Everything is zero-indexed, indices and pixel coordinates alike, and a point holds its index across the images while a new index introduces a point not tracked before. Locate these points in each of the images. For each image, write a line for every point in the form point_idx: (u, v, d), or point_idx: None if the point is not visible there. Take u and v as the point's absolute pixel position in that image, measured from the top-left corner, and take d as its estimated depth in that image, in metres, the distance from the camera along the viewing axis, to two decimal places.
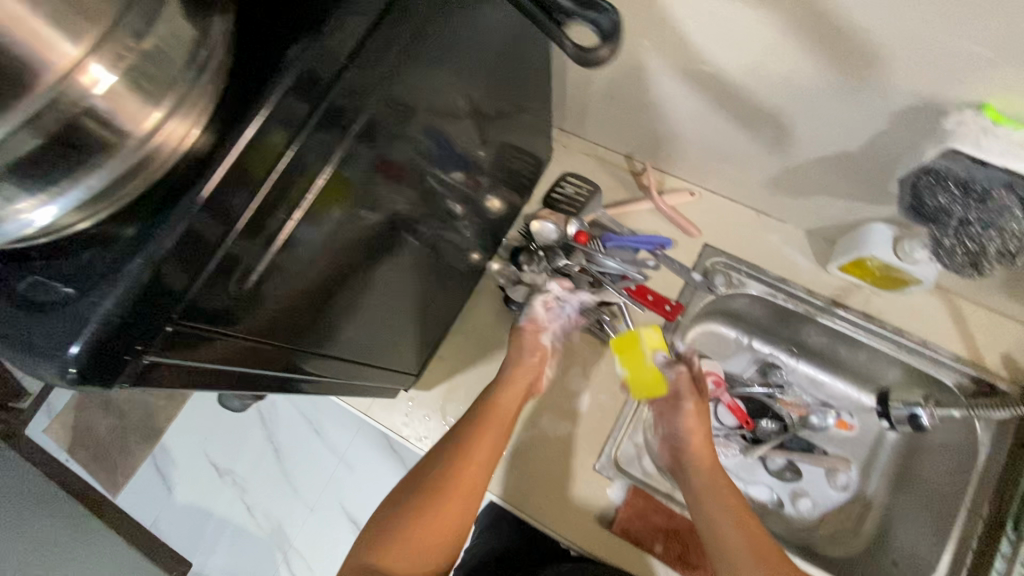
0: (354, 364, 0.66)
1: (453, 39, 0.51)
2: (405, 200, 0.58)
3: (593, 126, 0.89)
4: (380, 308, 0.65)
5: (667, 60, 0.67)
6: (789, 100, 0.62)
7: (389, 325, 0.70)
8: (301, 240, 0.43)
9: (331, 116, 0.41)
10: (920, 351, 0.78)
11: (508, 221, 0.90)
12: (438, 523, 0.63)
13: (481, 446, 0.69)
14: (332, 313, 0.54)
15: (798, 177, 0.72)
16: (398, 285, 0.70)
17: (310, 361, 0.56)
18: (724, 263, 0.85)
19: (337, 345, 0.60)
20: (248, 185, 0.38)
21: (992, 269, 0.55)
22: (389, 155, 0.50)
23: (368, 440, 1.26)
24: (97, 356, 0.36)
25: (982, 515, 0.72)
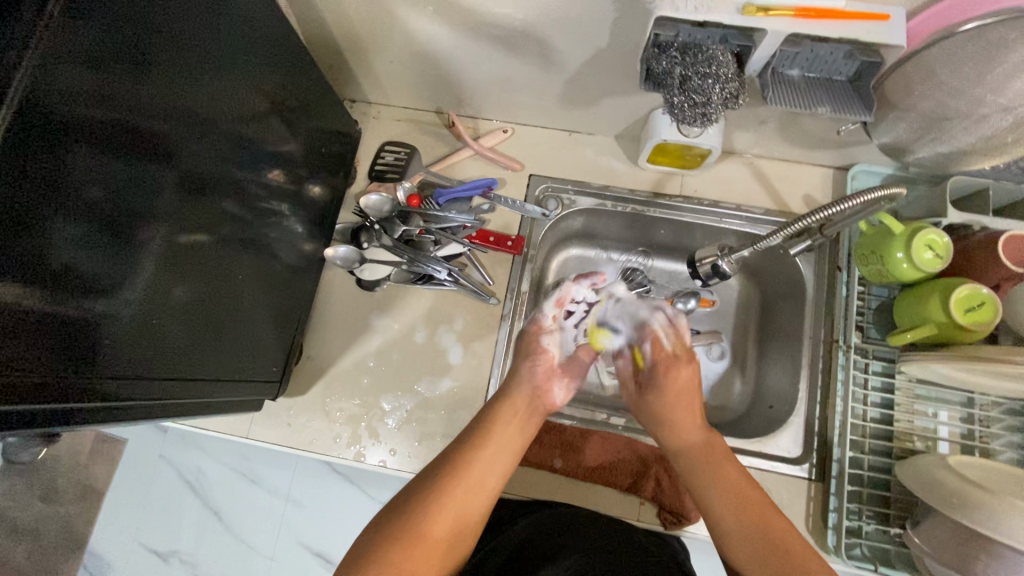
0: (183, 384, 0.61)
1: (161, 27, 0.49)
2: (167, 205, 0.54)
3: (396, 91, 0.89)
4: (194, 326, 0.62)
5: (418, 8, 0.68)
6: (537, 14, 0.64)
7: (227, 336, 0.68)
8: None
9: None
10: (738, 215, 0.85)
11: (338, 205, 0.89)
12: (423, 545, 0.51)
13: (489, 454, 0.59)
14: (99, 329, 0.49)
15: (581, 86, 0.77)
16: (224, 291, 0.66)
17: (94, 385, 0.49)
18: (552, 188, 0.89)
19: (145, 367, 0.55)
20: None
21: (719, 117, 0.61)
22: (109, 156, 0.46)
23: (308, 473, 1.16)
24: None
25: (821, 338, 0.81)
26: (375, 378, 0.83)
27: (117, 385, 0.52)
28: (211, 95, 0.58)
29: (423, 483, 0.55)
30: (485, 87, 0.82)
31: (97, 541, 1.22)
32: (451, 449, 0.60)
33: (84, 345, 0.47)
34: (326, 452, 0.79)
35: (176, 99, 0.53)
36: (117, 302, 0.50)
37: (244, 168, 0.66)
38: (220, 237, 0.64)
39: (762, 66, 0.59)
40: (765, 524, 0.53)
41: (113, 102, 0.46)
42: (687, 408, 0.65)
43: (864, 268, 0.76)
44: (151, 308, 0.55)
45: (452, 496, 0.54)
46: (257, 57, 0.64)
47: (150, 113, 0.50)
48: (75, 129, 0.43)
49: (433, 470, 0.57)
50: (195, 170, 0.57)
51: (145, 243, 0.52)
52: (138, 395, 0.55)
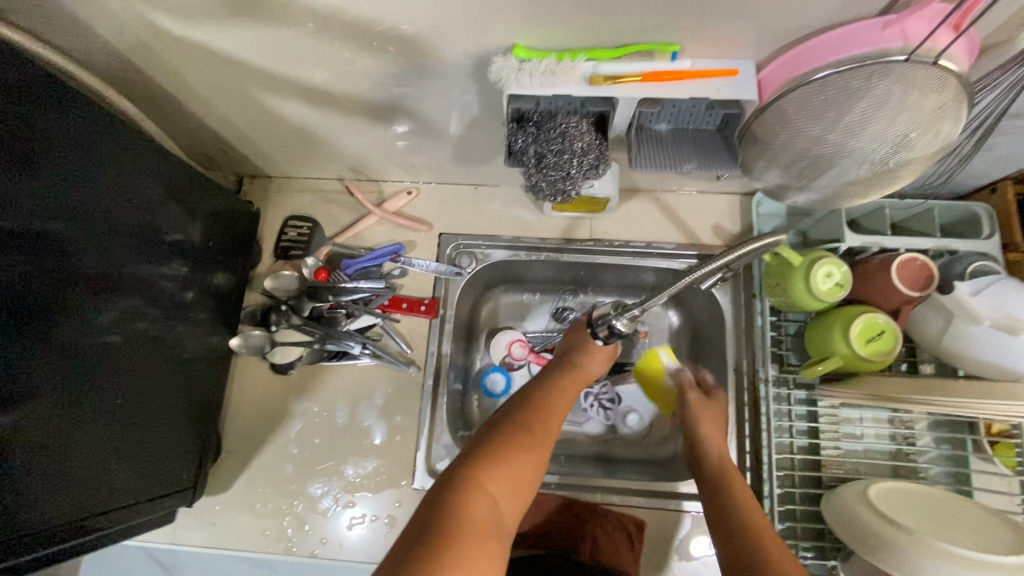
0: (94, 490, 0.59)
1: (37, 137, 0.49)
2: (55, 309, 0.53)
3: (292, 165, 0.87)
4: (101, 422, 0.59)
5: (283, 95, 0.66)
6: (397, 91, 0.63)
7: (144, 441, 0.66)
8: None
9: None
10: (649, 252, 0.85)
11: (245, 288, 0.86)
12: (528, 453, 0.55)
13: (558, 390, 0.65)
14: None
15: (468, 146, 0.75)
16: (130, 387, 0.63)
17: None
18: (464, 244, 0.87)
19: (48, 476, 0.52)
20: None
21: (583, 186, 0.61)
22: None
23: None
24: None
25: (745, 370, 0.81)
26: (299, 465, 0.80)
27: (23, 495, 0.50)
28: (103, 193, 0.57)
29: (514, 416, 0.59)
30: (379, 155, 0.80)
31: None
32: (529, 391, 0.64)
33: None
34: (256, 549, 0.77)
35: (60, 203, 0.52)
36: (23, 408, 0.49)
37: (150, 264, 0.65)
38: (122, 336, 0.62)
39: (626, 126, 0.59)
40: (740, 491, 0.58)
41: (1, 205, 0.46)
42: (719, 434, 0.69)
43: (774, 298, 0.75)
44: (53, 412, 0.53)
45: (543, 423, 0.59)
46: (154, 155, 0.63)
47: (36, 214, 0.49)
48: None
49: (523, 400, 0.62)
50: (88, 270, 0.56)
51: (45, 345, 0.52)
52: (40, 507, 0.52)
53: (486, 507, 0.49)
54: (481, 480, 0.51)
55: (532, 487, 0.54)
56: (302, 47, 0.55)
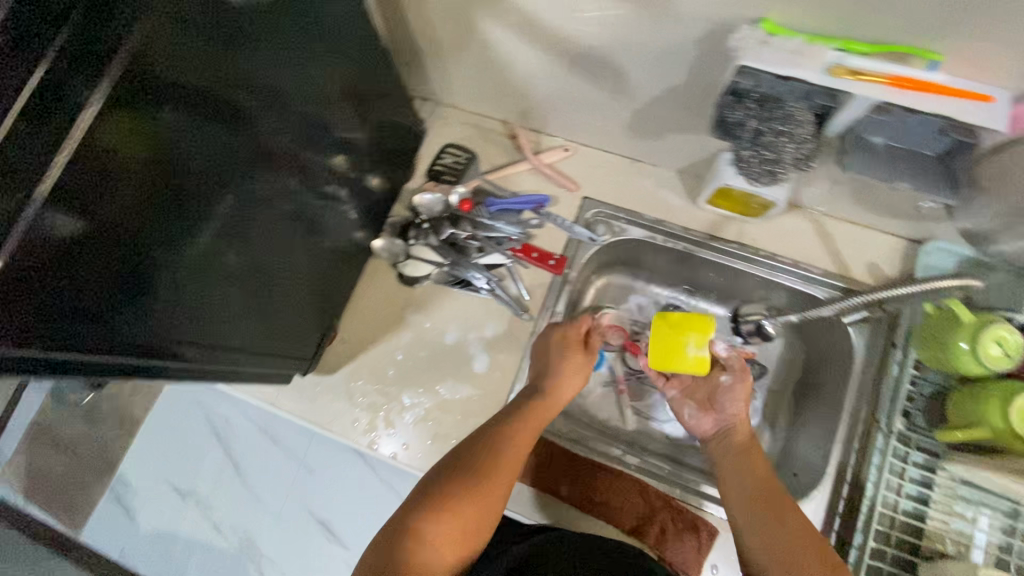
0: (226, 349, 0.64)
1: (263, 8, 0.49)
2: (246, 175, 0.55)
3: (465, 96, 0.90)
4: (248, 291, 0.64)
5: (500, 21, 0.68)
6: (611, 43, 0.64)
7: (267, 308, 0.69)
8: (76, 207, 0.38)
9: (84, 49, 0.37)
10: (792, 271, 0.82)
11: (392, 199, 0.91)
12: (474, 504, 0.61)
13: (525, 429, 0.68)
14: (171, 290, 0.50)
15: (649, 117, 0.75)
16: (275, 265, 0.67)
17: (155, 344, 0.52)
18: (604, 213, 0.87)
19: (206, 327, 0.59)
20: (14, 140, 0.35)
21: (788, 176, 0.60)
22: (205, 126, 0.47)
23: (334, 454, 1.42)
24: None
25: (862, 416, 0.77)
26: (400, 371, 0.85)
27: (183, 341, 0.56)
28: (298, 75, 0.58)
29: (474, 457, 0.65)
30: (554, 105, 0.82)
31: (126, 468, 1.47)
32: (492, 424, 0.68)
33: (169, 289, 0.50)
34: (344, 434, 0.82)
35: (267, 75, 0.53)
36: (198, 264, 0.53)
37: (312, 149, 0.66)
38: (275, 211, 0.63)
39: (843, 129, 0.57)
40: (781, 509, 0.63)
41: (212, 68, 0.46)
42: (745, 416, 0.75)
43: (924, 352, 0.71)
44: (207, 269, 0.54)
45: (498, 470, 0.64)
46: (345, 45, 0.64)
47: (237, 83, 0.49)
48: (168, 89, 0.43)
49: (487, 437, 0.67)
50: (268, 144, 0.57)
51: (215, 209, 0.52)
52: (196, 350, 0.58)
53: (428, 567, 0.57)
54: (430, 538, 0.58)
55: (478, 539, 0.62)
56: None
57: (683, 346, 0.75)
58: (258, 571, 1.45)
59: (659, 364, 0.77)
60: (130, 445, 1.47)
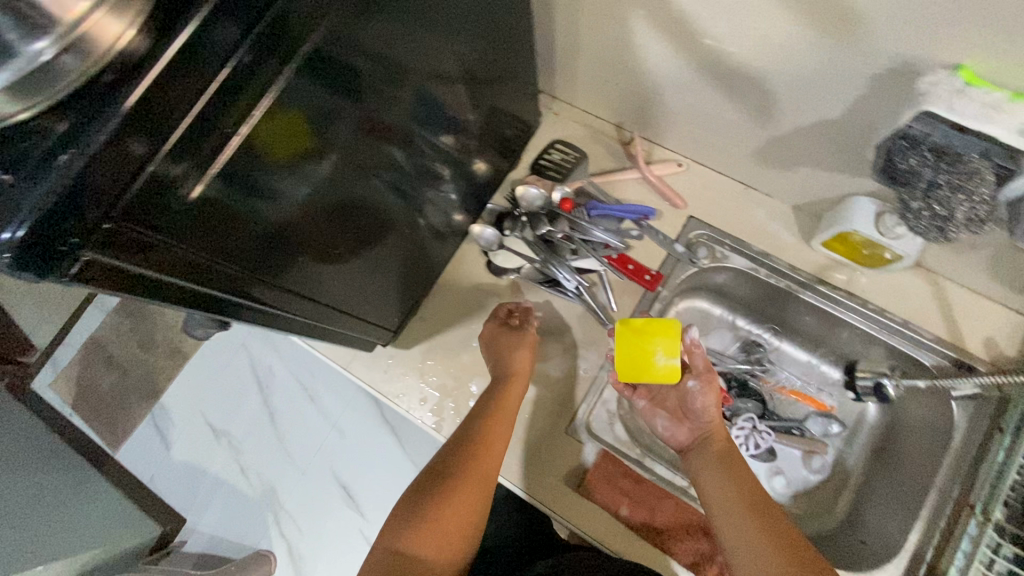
0: (323, 315, 0.65)
1: None
2: (371, 148, 0.55)
3: (585, 95, 0.88)
4: (352, 262, 0.64)
5: (653, 24, 0.67)
6: (770, 64, 0.61)
7: (364, 274, 0.69)
8: (242, 176, 0.39)
9: (273, 34, 0.36)
10: (901, 331, 0.78)
11: (493, 186, 0.90)
12: (462, 508, 0.64)
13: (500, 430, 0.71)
14: (291, 253, 0.51)
15: (783, 147, 0.72)
16: (378, 239, 0.68)
17: (269, 299, 0.53)
18: (707, 237, 0.85)
19: (314, 289, 0.60)
20: (193, 110, 0.34)
21: (958, 235, 0.57)
22: (350, 95, 0.46)
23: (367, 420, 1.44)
24: (35, 246, 0.30)
25: (952, 496, 0.72)
26: (475, 358, 0.84)
27: (292, 301, 0.57)
28: (429, 49, 0.56)
29: (452, 465, 0.67)
30: (681, 118, 0.79)
31: (170, 398, 1.52)
32: (471, 424, 0.72)
33: (288, 252, 0.51)
34: (408, 410, 0.82)
35: (406, 48, 0.51)
36: (317, 229, 0.53)
37: (423, 125, 0.64)
38: (385, 185, 0.62)
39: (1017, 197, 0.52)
40: (757, 500, 0.62)
41: (364, 41, 0.44)
42: (716, 421, 0.73)
43: None
44: (316, 237, 0.54)
45: (476, 474, 0.67)
46: (480, 21, 0.62)
47: (375, 59, 0.47)
48: (323, 67, 0.41)
49: (462, 442, 0.69)
50: (382, 116, 0.54)
51: (335, 183, 0.52)
52: (298, 311, 0.60)
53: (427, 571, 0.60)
54: (406, 544, 0.61)
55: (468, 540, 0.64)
56: None
57: (651, 356, 0.74)
58: (270, 528, 1.42)
59: (627, 375, 0.75)
60: (178, 377, 1.53)
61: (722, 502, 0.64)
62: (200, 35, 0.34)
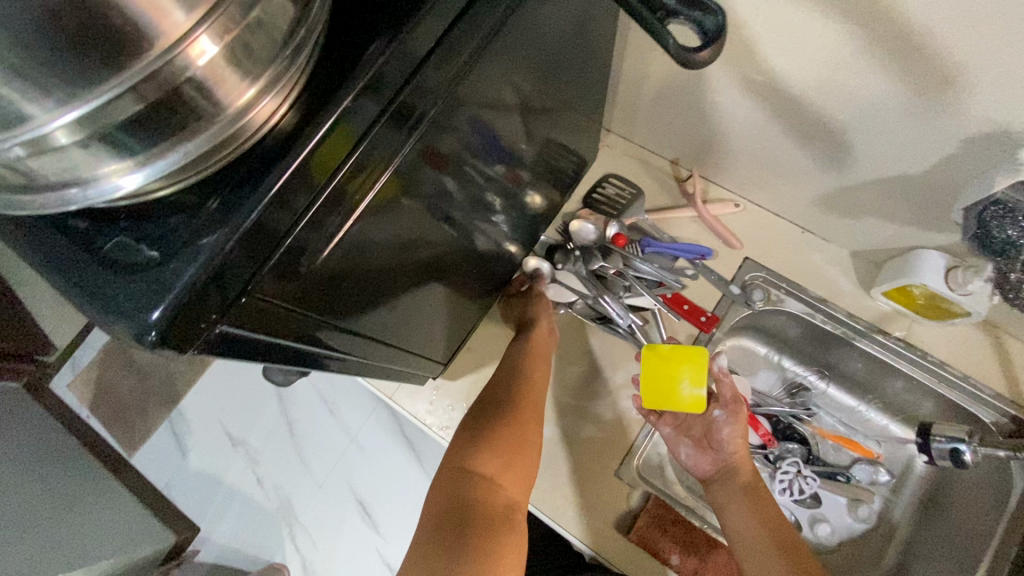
0: (391, 354, 0.67)
1: (506, 49, 0.50)
2: (448, 192, 0.57)
3: (642, 130, 0.88)
4: (422, 303, 0.66)
5: (728, 67, 0.66)
6: (853, 117, 0.61)
7: (425, 315, 0.70)
8: (351, 241, 0.43)
9: (396, 117, 0.40)
10: (961, 386, 0.76)
11: (546, 218, 0.89)
12: (516, 445, 0.64)
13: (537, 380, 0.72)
14: (378, 301, 0.54)
15: (851, 197, 0.71)
16: (445, 282, 0.70)
17: (351, 343, 0.56)
18: (763, 279, 0.83)
19: (389, 329, 0.62)
20: (314, 185, 0.38)
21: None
22: (439, 148, 0.48)
23: (384, 432, 1.43)
24: (181, 317, 0.34)
25: None
26: None
27: (371, 343, 0.60)
28: (509, 102, 0.58)
29: (497, 411, 0.68)
30: (742, 160, 0.79)
31: (191, 405, 1.52)
32: (510, 371, 0.73)
33: (376, 298, 0.53)
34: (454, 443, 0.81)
35: (490, 100, 0.54)
36: (401, 274, 0.55)
37: (476, 154, 0.59)
38: (446, 222, 0.59)
39: None
40: (780, 531, 0.62)
41: (456, 107, 0.47)
42: (743, 444, 0.72)
43: None
44: (398, 286, 0.56)
45: (520, 418, 0.68)
46: (558, 71, 0.65)
47: (447, 103, 0.45)
48: (398, 120, 0.41)
49: (507, 383, 0.71)
50: (438, 146, 0.48)
51: (414, 237, 0.54)
52: (372, 351, 0.62)
53: (497, 495, 0.59)
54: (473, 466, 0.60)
55: (531, 471, 0.64)
56: (820, 38, 0.55)
57: (677, 383, 0.73)
58: (284, 542, 1.40)
59: (652, 402, 0.75)
60: (200, 384, 1.53)
61: (749, 548, 0.63)
62: (339, 121, 0.37)
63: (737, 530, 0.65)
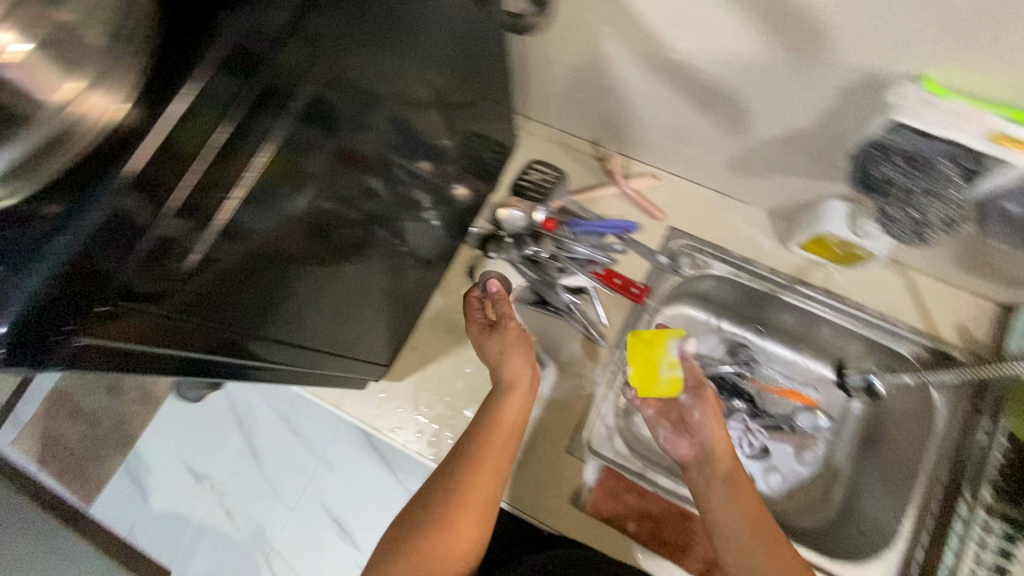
0: (318, 357, 0.64)
1: (398, 31, 0.48)
2: (362, 185, 0.55)
3: (558, 114, 0.89)
4: (346, 298, 0.63)
5: (622, 43, 0.68)
6: (742, 80, 0.63)
7: (360, 315, 0.69)
8: (240, 230, 0.40)
9: (266, 96, 0.38)
10: (879, 324, 0.81)
11: (474, 209, 0.90)
12: (444, 547, 0.60)
13: (504, 424, 0.68)
14: (286, 300, 0.50)
15: (755, 157, 0.74)
16: (370, 276, 0.67)
17: (267, 348, 0.52)
18: (688, 245, 0.86)
19: (311, 331, 0.59)
20: (184, 162, 0.36)
21: (934, 237, 0.60)
22: (338, 133, 0.46)
23: (349, 443, 1.41)
24: (27, 330, 0.32)
25: (940, 479, 0.75)
26: (469, 385, 0.83)
27: (291, 348, 0.56)
28: (412, 87, 0.57)
29: (439, 493, 0.63)
30: (653, 132, 0.81)
31: (145, 444, 1.45)
32: (472, 432, 0.67)
33: (284, 297, 0.50)
34: (406, 444, 0.80)
35: (392, 90, 0.52)
36: (311, 273, 0.52)
37: (400, 152, 0.61)
38: (360, 212, 0.57)
39: (988, 194, 0.54)
40: (767, 531, 0.62)
41: (349, 88, 0.45)
42: (716, 425, 0.73)
43: (1016, 422, 0.68)
44: (320, 288, 0.56)
45: (467, 501, 0.62)
46: (464, 59, 0.65)
47: (337, 90, 0.44)
48: (297, 117, 0.40)
49: (463, 453, 0.65)
50: (355, 146, 0.50)
51: (332, 237, 0.53)
52: (296, 356, 0.59)
53: None
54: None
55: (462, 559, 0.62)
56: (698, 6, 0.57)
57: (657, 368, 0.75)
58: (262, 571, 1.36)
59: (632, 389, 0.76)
60: (153, 422, 1.47)
61: (735, 540, 0.62)
62: (198, 98, 0.36)
63: (725, 515, 0.64)
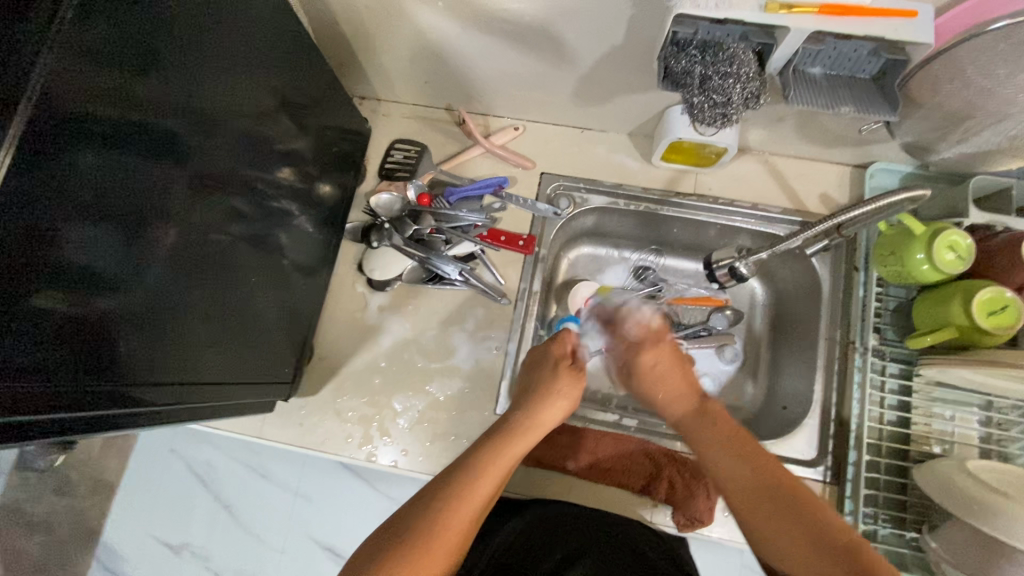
0: (185, 391, 0.56)
1: (182, 39, 0.47)
2: (185, 204, 0.51)
3: (405, 89, 0.88)
4: (197, 320, 0.56)
5: (429, 6, 0.68)
6: (548, 11, 0.63)
7: (242, 339, 0.65)
8: None
9: None
10: (753, 214, 0.84)
11: (347, 204, 0.88)
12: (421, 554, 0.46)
13: (534, 426, 0.59)
14: (100, 327, 0.44)
15: (593, 84, 0.76)
16: (229, 292, 0.61)
17: (102, 390, 0.45)
18: (563, 186, 0.88)
19: (156, 358, 0.51)
20: None
21: (741, 116, 0.61)
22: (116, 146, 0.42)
23: (322, 469, 1.26)
24: None
25: (837, 339, 0.80)
26: (386, 378, 0.83)
27: (137, 382, 0.49)
28: (231, 99, 0.55)
29: (434, 490, 0.51)
30: (496, 85, 0.81)
31: (110, 533, 1.27)
32: (494, 428, 0.59)
33: (97, 327, 0.43)
34: (338, 452, 0.79)
35: (204, 104, 0.51)
36: (123, 293, 0.45)
37: (252, 167, 0.61)
38: (183, 221, 0.51)
39: (783, 64, 0.58)
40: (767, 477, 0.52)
41: (118, 96, 0.41)
42: (673, 380, 0.65)
43: (882, 268, 0.75)
44: (164, 314, 0.51)
45: (463, 507, 0.50)
46: (288, 57, 0.65)
47: (96, 95, 0.40)
48: (75, 127, 0.38)
49: (477, 449, 0.55)
50: (147, 152, 0.45)
51: (145, 246, 0.47)
52: (149, 392, 0.51)
53: None
54: None
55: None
56: None
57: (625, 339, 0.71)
58: None
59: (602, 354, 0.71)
60: (113, 509, 1.26)
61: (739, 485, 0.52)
62: None
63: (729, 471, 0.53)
